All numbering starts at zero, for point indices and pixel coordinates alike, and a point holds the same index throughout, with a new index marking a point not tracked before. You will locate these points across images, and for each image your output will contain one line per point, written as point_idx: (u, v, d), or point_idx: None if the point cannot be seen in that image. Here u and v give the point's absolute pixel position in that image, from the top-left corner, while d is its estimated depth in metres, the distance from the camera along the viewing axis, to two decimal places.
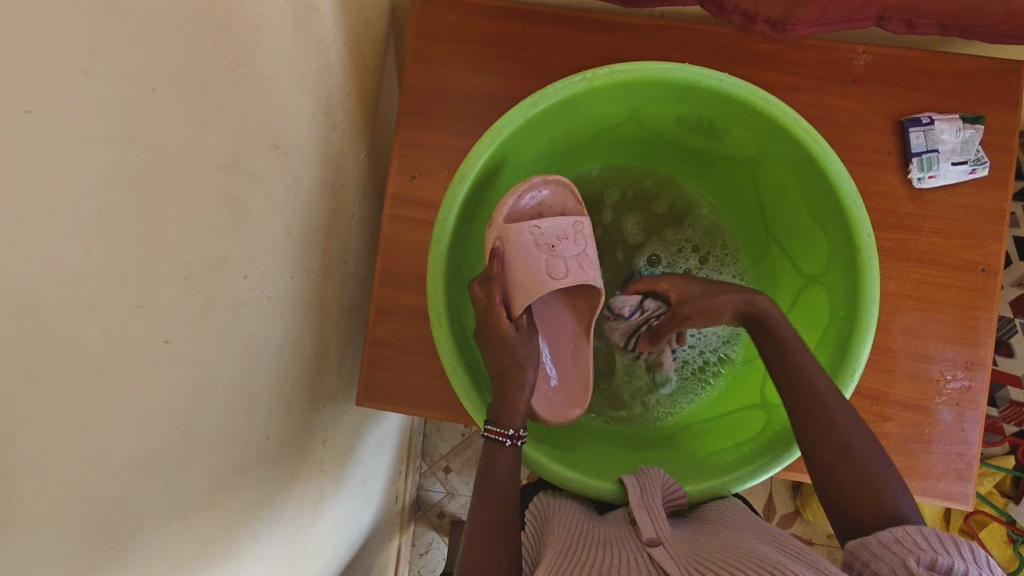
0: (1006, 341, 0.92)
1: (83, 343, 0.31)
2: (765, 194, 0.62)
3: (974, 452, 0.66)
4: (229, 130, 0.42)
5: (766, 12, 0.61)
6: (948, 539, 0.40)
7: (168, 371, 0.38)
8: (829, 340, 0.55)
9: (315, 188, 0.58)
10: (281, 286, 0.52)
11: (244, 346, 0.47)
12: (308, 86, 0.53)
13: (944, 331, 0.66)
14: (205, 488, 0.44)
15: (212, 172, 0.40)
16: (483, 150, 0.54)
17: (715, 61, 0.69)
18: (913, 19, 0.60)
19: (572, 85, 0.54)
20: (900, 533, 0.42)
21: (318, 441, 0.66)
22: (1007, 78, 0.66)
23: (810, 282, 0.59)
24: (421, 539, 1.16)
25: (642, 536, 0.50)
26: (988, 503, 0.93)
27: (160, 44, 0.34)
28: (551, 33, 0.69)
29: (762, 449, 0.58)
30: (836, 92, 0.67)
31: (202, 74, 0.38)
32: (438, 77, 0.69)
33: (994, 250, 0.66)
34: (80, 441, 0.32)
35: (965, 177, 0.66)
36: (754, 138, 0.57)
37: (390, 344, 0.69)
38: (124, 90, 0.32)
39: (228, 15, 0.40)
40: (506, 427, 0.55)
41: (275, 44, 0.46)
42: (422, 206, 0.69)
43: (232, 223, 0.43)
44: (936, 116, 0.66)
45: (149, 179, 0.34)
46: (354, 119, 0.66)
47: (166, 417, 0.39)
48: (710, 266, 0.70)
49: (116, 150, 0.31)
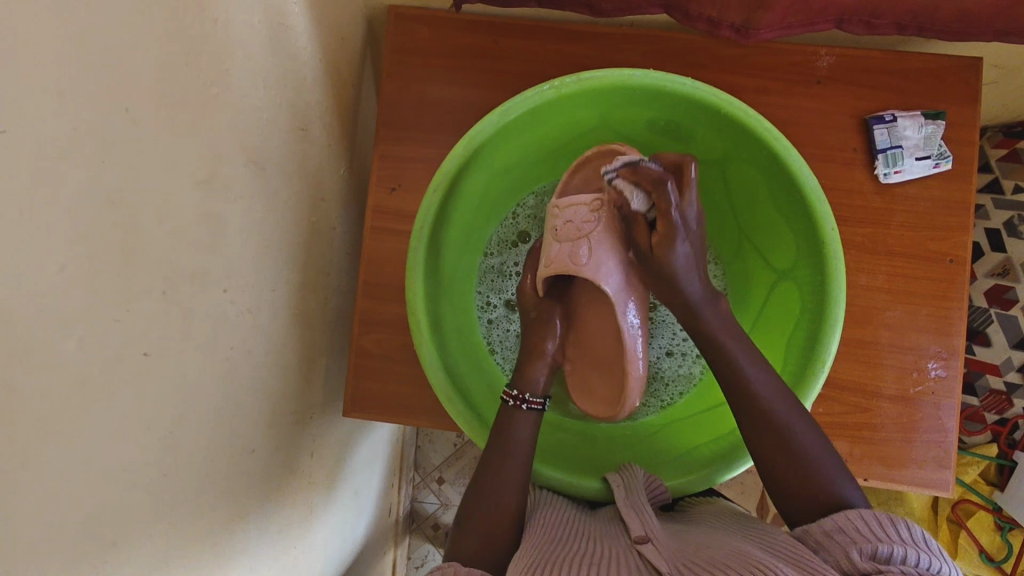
0: (982, 330, 0.93)
1: (60, 357, 0.32)
2: (734, 194, 0.64)
3: (952, 439, 0.67)
4: (204, 146, 0.43)
5: (729, 18, 0.63)
6: (887, 520, 0.44)
7: (149, 384, 0.39)
8: (800, 332, 0.56)
9: (294, 202, 0.59)
10: (263, 300, 0.53)
11: (225, 359, 0.48)
12: (283, 100, 0.54)
13: (917, 320, 0.68)
14: (189, 500, 0.45)
15: (188, 186, 0.41)
16: (457, 158, 0.56)
17: (683, 67, 0.71)
18: (871, 20, 0.62)
19: (541, 93, 0.55)
20: (840, 519, 0.46)
21: (305, 453, 0.66)
22: (965, 74, 0.68)
23: (781, 277, 0.60)
24: (416, 552, 1.16)
25: (630, 534, 0.50)
26: (974, 493, 0.94)
27: (131, 65, 0.35)
28: (523, 44, 0.71)
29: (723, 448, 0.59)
30: (801, 93, 0.69)
31: (175, 91, 0.39)
32: (414, 91, 0.71)
33: (961, 241, 0.68)
34: (59, 453, 0.32)
35: (929, 171, 0.68)
36: (720, 140, 0.59)
37: (376, 355, 0.70)
38: (94, 108, 0.32)
39: (201, 36, 0.41)
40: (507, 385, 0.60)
41: (249, 62, 0.47)
42: (401, 218, 0.70)
43: (209, 237, 0.44)
44: (899, 113, 0.68)
45: (123, 196, 0.35)
46: (332, 133, 0.67)
47: (148, 428, 0.39)
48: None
49: (88, 167, 0.32)
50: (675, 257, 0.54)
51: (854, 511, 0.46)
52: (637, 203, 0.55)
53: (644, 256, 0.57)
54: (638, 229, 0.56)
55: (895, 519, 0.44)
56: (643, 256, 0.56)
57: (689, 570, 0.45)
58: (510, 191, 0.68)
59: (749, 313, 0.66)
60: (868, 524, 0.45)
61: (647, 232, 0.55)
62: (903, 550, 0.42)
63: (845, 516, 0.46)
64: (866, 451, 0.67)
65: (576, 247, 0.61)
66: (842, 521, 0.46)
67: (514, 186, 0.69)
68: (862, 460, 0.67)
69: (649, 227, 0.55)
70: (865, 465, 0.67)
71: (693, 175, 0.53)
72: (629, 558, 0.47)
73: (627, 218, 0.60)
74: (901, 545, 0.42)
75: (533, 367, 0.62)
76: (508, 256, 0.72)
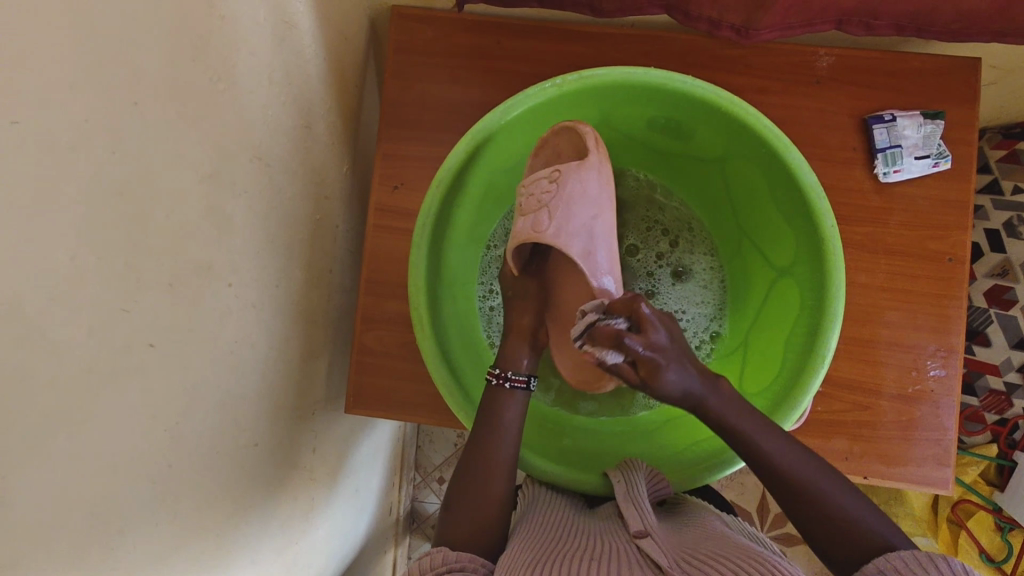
0: (982, 331, 0.93)
1: (69, 346, 0.32)
2: (733, 191, 0.64)
3: (951, 437, 0.67)
4: (210, 141, 0.43)
5: (729, 18, 0.64)
6: (927, 558, 0.45)
7: (155, 374, 0.39)
8: (799, 329, 0.57)
9: (298, 198, 0.59)
10: (266, 295, 0.54)
11: (229, 352, 0.48)
12: (288, 98, 0.55)
13: (916, 318, 0.68)
14: (193, 492, 0.45)
15: (194, 180, 0.42)
16: (459, 155, 0.56)
17: (683, 67, 0.71)
18: (870, 21, 0.63)
19: (543, 91, 0.56)
20: (881, 562, 0.47)
21: (307, 449, 0.66)
22: (964, 74, 0.69)
23: (780, 274, 0.61)
24: (417, 552, 1.16)
25: (629, 528, 0.50)
26: (974, 493, 0.94)
27: (140, 60, 0.36)
28: (525, 45, 0.71)
29: (723, 444, 0.59)
30: (801, 93, 0.70)
31: (183, 87, 0.40)
32: (417, 90, 0.71)
33: (961, 240, 0.69)
34: (67, 441, 0.33)
35: (928, 170, 0.69)
36: (721, 138, 0.59)
37: (378, 352, 0.71)
38: (104, 101, 0.33)
39: (208, 32, 0.41)
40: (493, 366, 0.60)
41: (254, 59, 0.48)
42: (404, 216, 0.71)
43: (215, 231, 0.45)
44: (898, 113, 0.69)
45: (131, 188, 0.36)
46: (336, 132, 0.68)
47: (154, 418, 0.40)
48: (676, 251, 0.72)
49: (98, 159, 0.33)
50: (667, 381, 0.47)
51: (903, 552, 0.47)
52: (618, 323, 0.49)
53: (636, 389, 0.49)
54: (618, 368, 0.48)
55: (936, 558, 0.45)
56: (637, 385, 0.48)
57: (687, 565, 0.45)
58: (512, 188, 0.69)
59: (749, 310, 0.66)
60: (911, 564, 0.45)
61: (632, 368, 0.47)
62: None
63: (890, 557, 0.47)
64: (866, 449, 0.68)
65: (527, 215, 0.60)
66: (886, 563, 0.47)
67: (515, 183, 0.69)
68: (862, 458, 0.68)
69: (630, 367, 0.48)
70: (865, 463, 0.68)
71: (650, 314, 0.48)
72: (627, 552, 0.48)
73: (591, 186, 0.59)
74: None
75: (523, 352, 0.62)
76: (510, 250, 0.72)
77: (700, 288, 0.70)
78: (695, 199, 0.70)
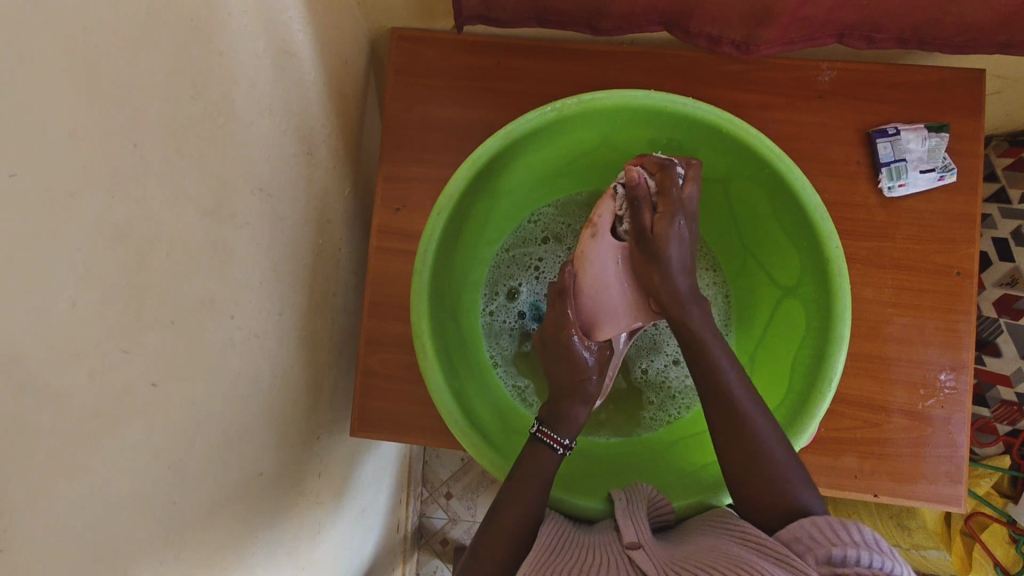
0: (992, 341, 0.92)
1: (71, 391, 0.32)
2: (736, 210, 0.64)
3: (963, 453, 0.66)
4: (211, 177, 0.43)
5: (730, 34, 0.63)
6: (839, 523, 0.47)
7: (158, 414, 0.39)
8: (805, 351, 0.56)
9: (300, 225, 0.59)
10: (269, 324, 0.54)
11: (232, 383, 0.48)
12: (288, 127, 0.55)
13: (926, 332, 0.67)
14: (198, 526, 0.44)
15: (194, 217, 0.42)
16: (461, 181, 0.56)
17: (685, 83, 0.71)
18: (872, 34, 0.62)
19: (542, 116, 0.56)
20: (799, 528, 0.48)
21: (312, 474, 0.66)
22: (968, 86, 0.68)
23: (786, 293, 0.60)
24: (425, 567, 1.16)
25: (622, 540, 0.51)
26: (987, 504, 0.93)
27: (139, 101, 0.36)
28: (524, 64, 0.71)
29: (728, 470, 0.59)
30: (802, 108, 0.69)
31: (182, 124, 0.40)
32: (418, 111, 0.71)
33: (968, 253, 0.68)
34: (70, 489, 0.32)
35: (934, 184, 0.68)
36: (722, 158, 0.59)
37: (382, 374, 0.70)
38: (105, 147, 0.33)
39: (206, 68, 0.42)
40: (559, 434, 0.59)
41: (254, 90, 0.48)
42: (406, 238, 0.71)
43: (216, 264, 0.45)
44: (902, 127, 0.68)
45: (132, 230, 0.35)
46: (337, 155, 0.68)
47: (157, 457, 0.39)
48: None
49: (99, 204, 0.33)
50: (670, 247, 0.55)
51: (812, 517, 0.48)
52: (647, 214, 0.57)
53: (642, 238, 0.57)
54: (641, 211, 0.56)
55: (845, 522, 0.47)
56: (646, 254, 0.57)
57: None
58: (515, 208, 0.69)
59: (755, 329, 0.65)
60: (822, 530, 0.47)
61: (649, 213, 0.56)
62: (857, 553, 0.44)
63: (803, 523, 0.48)
64: (875, 466, 0.67)
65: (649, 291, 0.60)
66: (801, 529, 0.48)
67: (519, 204, 0.69)
68: (872, 477, 0.67)
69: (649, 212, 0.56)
70: (876, 481, 0.67)
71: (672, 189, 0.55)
72: (621, 566, 0.49)
73: None
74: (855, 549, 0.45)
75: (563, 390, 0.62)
76: (517, 261, 0.72)
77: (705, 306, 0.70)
78: None
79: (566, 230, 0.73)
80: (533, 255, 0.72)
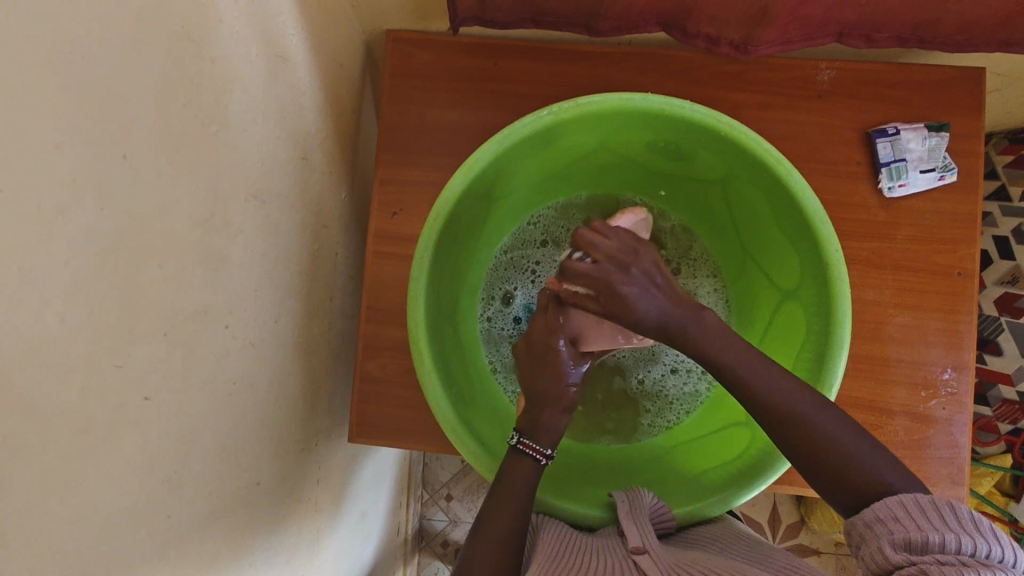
0: (993, 340, 0.92)
1: (61, 407, 0.31)
2: (735, 213, 0.63)
3: (964, 455, 0.66)
4: (203, 185, 0.43)
5: (728, 34, 0.63)
6: (930, 505, 0.44)
7: (152, 427, 0.39)
8: (806, 356, 0.56)
9: (295, 231, 0.59)
10: (265, 332, 0.53)
11: (228, 393, 0.48)
12: (283, 133, 0.54)
13: (928, 334, 0.67)
14: (196, 539, 0.44)
15: (186, 227, 0.41)
16: (456, 186, 0.55)
17: (683, 83, 0.70)
18: (871, 33, 0.61)
19: (539, 119, 0.55)
20: (881, 508, 0.46)
21: (311, 481, 0.66)
22: (968, 84, 0.68)
23: (786, 296, 0.60)
24: (426, 570, 1.15)
25: (628, 544, 0.51)
26: (988, 504, 0.93)
27: (127, 111, 0.35)
28: (521, 65, 0.71)
29: (728, 477, 0.58)
30: (801, 108, 0.69)
31: (173, 133, 0.39)
32: (415, 114, 0.71)
33: (969, 253, 0.67)
34: (63, 506, 0.32)
35: (934, 184, 0.67)
36: (720, 160, 0.58)
37: (380, 379, 0.70)
38: (94, 159, 0.33)
39: (198, 75, 0.41)
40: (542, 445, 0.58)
41: (247, 97, 0.48)
42: (402, 242, 0.70)
43: (210, 273, 0.44)
44: (902, 126, 0.68)
45: (122, 241, 0.35)
46: (333, 159, 0.68)
47: (151, 471, 0.39)
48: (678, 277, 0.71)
49: (88, 217, 0.32)
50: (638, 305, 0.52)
51: (899, 497, 0.46)
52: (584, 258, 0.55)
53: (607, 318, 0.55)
54: (582, 301, 0.56)
55: (938, 504, 0.44)
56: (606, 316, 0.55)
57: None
58: (513, 211, 0.68)
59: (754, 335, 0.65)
60: (911, 511, 0.45)
61: (593, 301, 0.55)
62: (943, 537, 0.42)
63: (889, 503, 0.46)
64: None
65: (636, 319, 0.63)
66: (886, 510, 0.46)
67: (517, 207, 0.68)
68: None
69: (594, 297, 0.55)
70: None
71: (588, 237, 0.54)
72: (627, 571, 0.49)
73: None
74: (943, 531, 0.42)
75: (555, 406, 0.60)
76: (515, 264, 0.71)
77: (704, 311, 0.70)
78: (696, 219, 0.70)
79: (565, 233, 0.72)
80: (530, 258, 0.72)
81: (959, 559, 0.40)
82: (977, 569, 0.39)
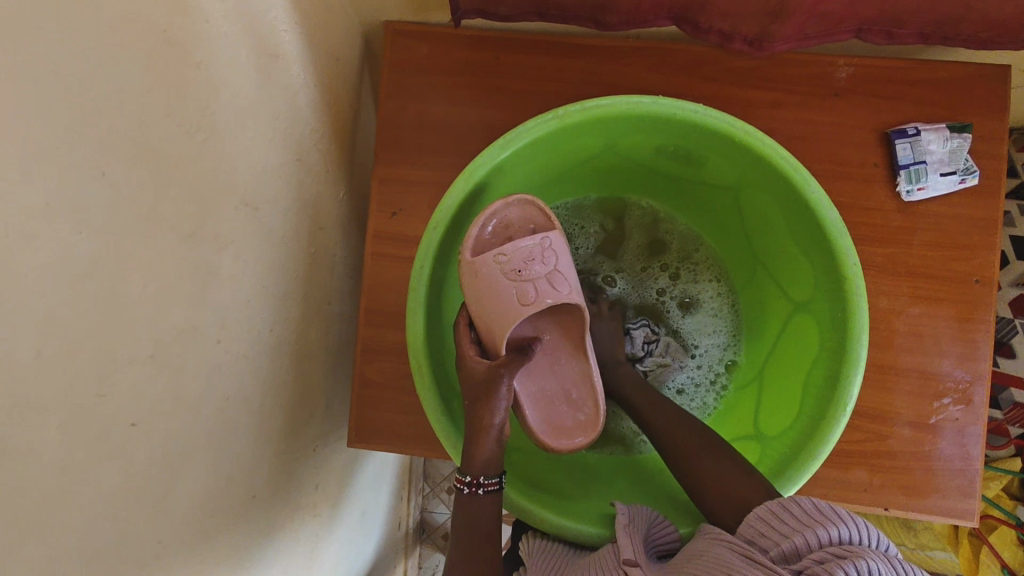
0: (1007, 342, 0.90)
1: (37, 446, 0.30)
2: (747, 218, 0.61)
3: (976, 467, 0.64)
4: (188, 198, 0.40)
5: (742, 30, 0.60)
6: (783, 508, 0.45)
7: (137, 454, 0.37)
8: (817, 373, 0.54)
9: (290, 235, 0.56)
10: (258, 343, 0.52)
11: (220, 410, 0.46)
12: (276, 135, 0.52)
13: (942, 342, 0.65)
14: (187, 561, 0.43)
15: (171, 243, 0.39)
16: (456, 196, 0.53)
17: (694, 79, 0.67)
18: (893, 29, 0.58)
19: (543, 123, 0.53)
20: (748, 526, 0.46)
21: (308, 486, 0.65)
22: (992, 83, 0.65)
23: (798, 308, 0.58)
24: (427, 562, 1.15)
25: (620, 554, 0.50)
26: (996, 507, 0.92)
27: (103, 124, 0.33)
28: (525, 60, 0.68)
29: None
30: (817, 106, 0.66)
31: (156, 144, 0.37)
32: (414, 110, 0.68)
33: (988, 261, 0.65)
34: (40, 548, 0.30)
35: (955, 187, 0.65)
36: (733, 166, 0.56)
37: (378, 384, 0.69)
38: (69, 179, 0.31)
39: (181, 82, 0.39)
40: (463, 473, 0.54)
41: (236, 101, 0.45)
42: (403, 244, 0.68)
43: (199, 289, 0.42)
44: (922, 126, 0.65)
45: (100, 263, 0.33)
46: (330, 158, 0.65)
47: (137, 499, 0.37)
48: (677, 283, 0.70)
49: (63, 242, 0.30)
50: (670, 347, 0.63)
51: (760, 509, 0.46)
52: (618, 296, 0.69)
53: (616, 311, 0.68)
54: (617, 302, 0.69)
55: (788, 505, 0.45)
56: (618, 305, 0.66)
57: None
58: None
59: (765, 345, 0.64)
60: (772, 520, 0.45)
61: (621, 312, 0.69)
62: (808, 536, 0.42)
63: (752, 517, 0.46)
64: (883, 479, 0.65)
65: (525, 285, 0.57)
66: (750, 526, 0.46)
67: None
68: (882, 490, 0.65)
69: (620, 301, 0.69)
70: (886, 494, 0.65)
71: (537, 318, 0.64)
72: None
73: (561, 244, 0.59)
74: (804, 531, 0.42)
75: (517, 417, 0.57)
76: None
77: (711, 318, 0.69)
78: (706, 222, 0.68)
79: (573, 234, 0.70)
80: None
81: (831, 551, 0.39)
82: (843, 555, 0.38)
